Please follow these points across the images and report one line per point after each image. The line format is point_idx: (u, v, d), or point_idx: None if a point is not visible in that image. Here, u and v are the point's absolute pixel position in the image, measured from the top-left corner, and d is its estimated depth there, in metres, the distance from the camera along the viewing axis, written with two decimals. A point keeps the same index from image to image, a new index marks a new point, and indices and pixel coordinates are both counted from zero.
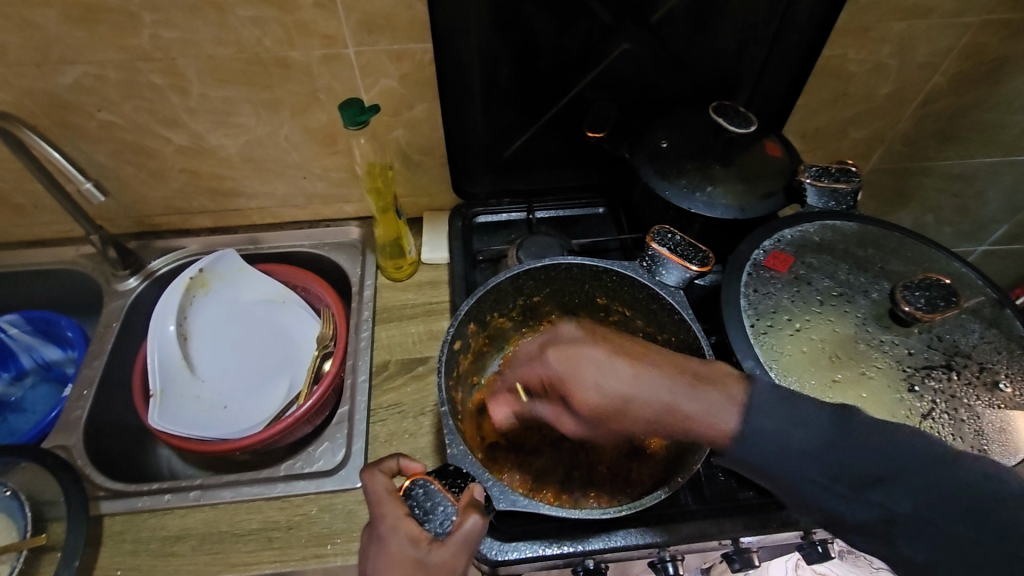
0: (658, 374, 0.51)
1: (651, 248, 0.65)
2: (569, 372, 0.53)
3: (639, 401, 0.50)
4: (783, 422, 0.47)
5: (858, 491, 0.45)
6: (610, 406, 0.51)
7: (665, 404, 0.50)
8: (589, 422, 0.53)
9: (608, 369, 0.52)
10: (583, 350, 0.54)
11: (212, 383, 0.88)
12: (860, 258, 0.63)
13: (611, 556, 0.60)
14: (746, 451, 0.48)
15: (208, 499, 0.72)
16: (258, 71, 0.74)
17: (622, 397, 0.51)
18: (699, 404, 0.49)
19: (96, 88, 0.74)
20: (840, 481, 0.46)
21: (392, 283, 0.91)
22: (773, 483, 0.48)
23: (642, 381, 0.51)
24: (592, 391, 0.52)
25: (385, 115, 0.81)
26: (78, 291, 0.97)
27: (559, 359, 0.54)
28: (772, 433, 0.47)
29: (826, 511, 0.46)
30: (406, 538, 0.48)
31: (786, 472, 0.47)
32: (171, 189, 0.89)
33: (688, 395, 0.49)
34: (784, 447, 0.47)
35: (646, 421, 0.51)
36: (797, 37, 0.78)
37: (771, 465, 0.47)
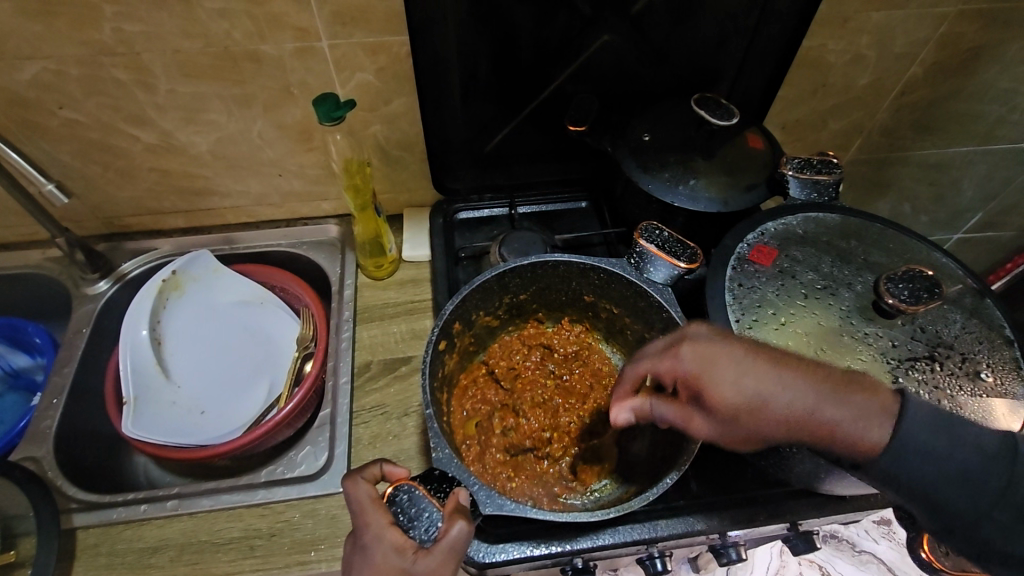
0: (792, 372, 0.50)
1: (639, 244, 0.64)
2: (713, 367, 0.51)
3: (780, 403, 0.49)
4: (950, 446, 0.46)
5: (1022, 522, 0.44)
6: (742, 407, 0.50)
7: (811, 406, 0.49)
8: (728, 428, 0.51)
9: (740, 361, 0.51)
10: (720, 348, 0.52)
11: (190, 389, 0.86)
12: (844, 251, 0.62)
13: (600, 554, 0.60)
14: (905, 467, 0.46)
15: (186, 508, 0.70)
16: (227, 65, 0.71)
17: (765, 399, 0.49)
18: (844, 409, 0.48)
19: (56, 85, 0.71)
20: (999, 501, 0.44)
21: (372, 282, 0.89)
22: (929, 501, 0.46)
23: (777, 372, 0.50)
24: (728, 386, 0.50)
25: (362, 110, 0.79)
26: (45, 296, 0.94)
27: (700, 348, 0.52)
28: (937, 446, 0.46)
29: (978, 528, 0.45)
30: (392, 547, 0.47)
31: (946, 487, 0.45)
32: (141, 188, 0.86)
33: (834, 402, 0.48)
34: (945, 464, 0.45)
35: (794, 409, 0.49)
36: (777, 29, 0.78)
37: (932, 479, 0.46)
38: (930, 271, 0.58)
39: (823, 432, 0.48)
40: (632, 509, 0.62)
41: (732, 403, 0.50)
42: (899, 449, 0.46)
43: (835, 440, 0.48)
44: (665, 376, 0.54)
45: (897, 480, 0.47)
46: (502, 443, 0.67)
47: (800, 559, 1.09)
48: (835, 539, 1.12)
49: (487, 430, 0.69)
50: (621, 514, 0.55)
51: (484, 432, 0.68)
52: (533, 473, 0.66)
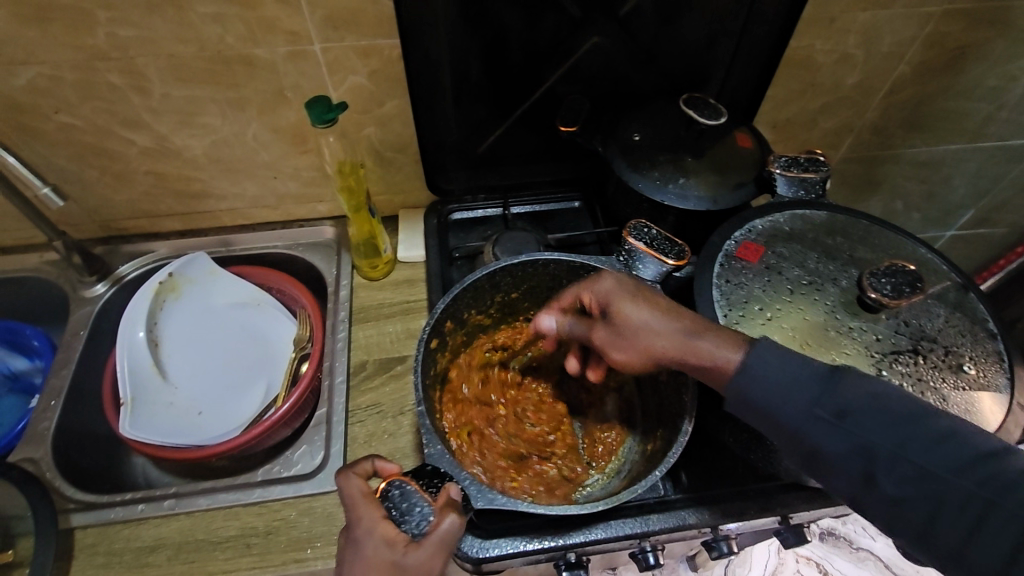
0: (685, 314, 0.56)
1: (627, 243, 0.64)
2: (616, 294, 0.58)
3: (660, 332, 0.55)
4: (785, 365, 0.50)
5: (839, 428, 0.47)
6: (633, 330, 0.56)
7: (684, 337, 0.54)
8: (617, 348, 0.58)
9: (643, 296, 0.57)
10: (628, 287, 0.58)
11: (187, 390, 0.86)
12: (829, 247, 0.63)
13: (592, 548, 0.61)
14: (746, 389, 0.51)
15: (183, 508, 0.70)
16: (221, 68, 0.72)
17: (648, 324, 0.56)
18: (711, 342, 0.53)
19: (52, 89, 0.72)
20: (825, 416, 0.48)
21: (368, 283, 0.90)
22: (769, 420, 0.50)
23: (671, 314, 0.56)
24: (627, 313, 0.57)
25: (354, 112, 0.80)
26: (43, 299, 0.94)
27: (615, 282, 0.59)
28: (772, 368, 0.50)
29: (810, 443, 0.48)
30: (383, 540, 0.47)
31: (781, 404, 0.49)
32: (138, 191, 0.87)
33: (705, 336, 0.54)
34: (779, 379, 0.50)
35: (669, 340, 0.55)
36: (764, 29, 0.79)
37: (767, 394, 0.50)
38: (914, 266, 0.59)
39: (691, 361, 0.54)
40: (624, 503, 0.63)
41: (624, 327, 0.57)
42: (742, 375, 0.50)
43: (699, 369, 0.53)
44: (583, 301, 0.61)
45: (739, 400, 0.51)
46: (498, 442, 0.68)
47: (798, 556, 1.10)
48: (833, 536, 1.13)
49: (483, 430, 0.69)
50: (611, 507, 0.56)
51: (480, 432, 0.69)
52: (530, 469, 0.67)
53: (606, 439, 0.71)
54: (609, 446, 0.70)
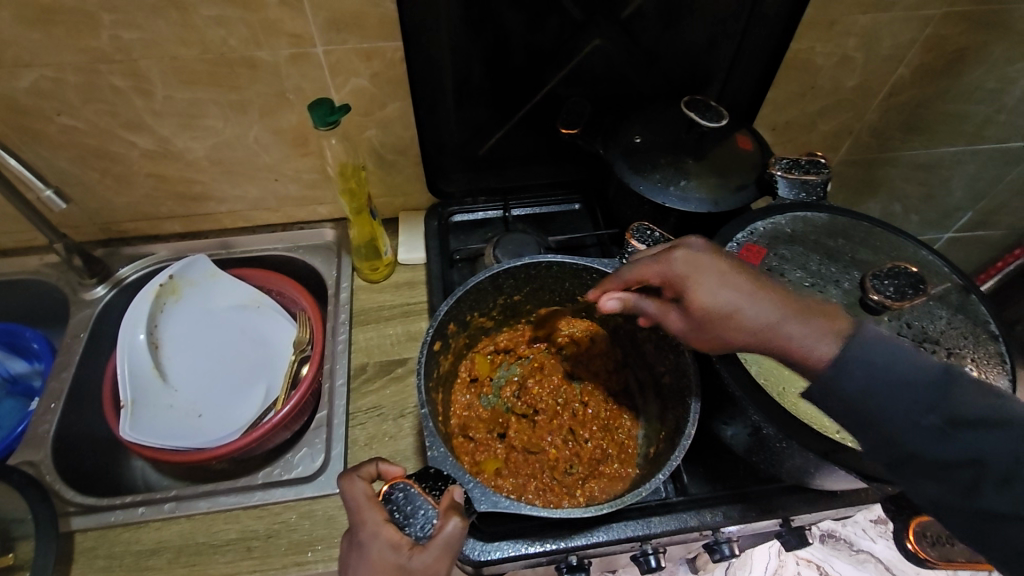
0: (769, 295, 0.53)
1: (630, 245, 0.64)
2: (694, 272, 0.55)
3: (746, 314, 0.52)
4: (893, 362, 0.47)
5: (948, 434, 0.44)
6: (714, 311, 0.53)
7: (772, 322, 0.52)
8: (696, 332, 0.55)
9: (724, 273, 0.54)
10: (704, 267, 0.55)
11: (187, 393, 0.86)
12: (831, 249, 0.63)
13: (594, 551, 0.61)
14: (842, 381, 0.48)
15: (184, 510, 0.70)
16: (223, 71, 0.72)
17: (732, 305, 0.53)
18: (803, 329, 0.50)
19: (54, 91, 0.72)
20: (933, 420, 0.44)
21: (368, 285, 0.90)
22: (867, 418, 0.47)
23: (753, 294, 0.53)
24: (709, 293, 0.54)
25: (356, 114, 0.80)
26: (42, 301, 0.94)
27: (692, 257, 0.55)
28: (878, 364, 0.47)
29: (910, 445, 0.45)
30: (387, 543, 0.47)
31: (884, 403, 0.46)
32: (139, 194, 0.87)
33: (794, 320, 0.51)
34: (885, 376, 0.46)
35: (754, 323, 0.52)
36: (765, 32, 0.79)
37: (870, 390, 0.47)
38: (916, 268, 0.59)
39: (776, 346, 0.52)
40: (626, 506, 0.63)
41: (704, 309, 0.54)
42: (841, 365, 0.48)
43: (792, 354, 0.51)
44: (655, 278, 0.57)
45: (832, 393, 0.48)
46: (498, 445, 0.68)
47: (798, 558, 1.10)
48: (833, 538, 1.13)
49: (487, 434, 0.69)
50: (615, 509, 0.56)
51: (482, 436, 0.69)
52: (533, 472, 0.67)
53: (611, 439, 0.70)
54: (615, 447, 0.69)
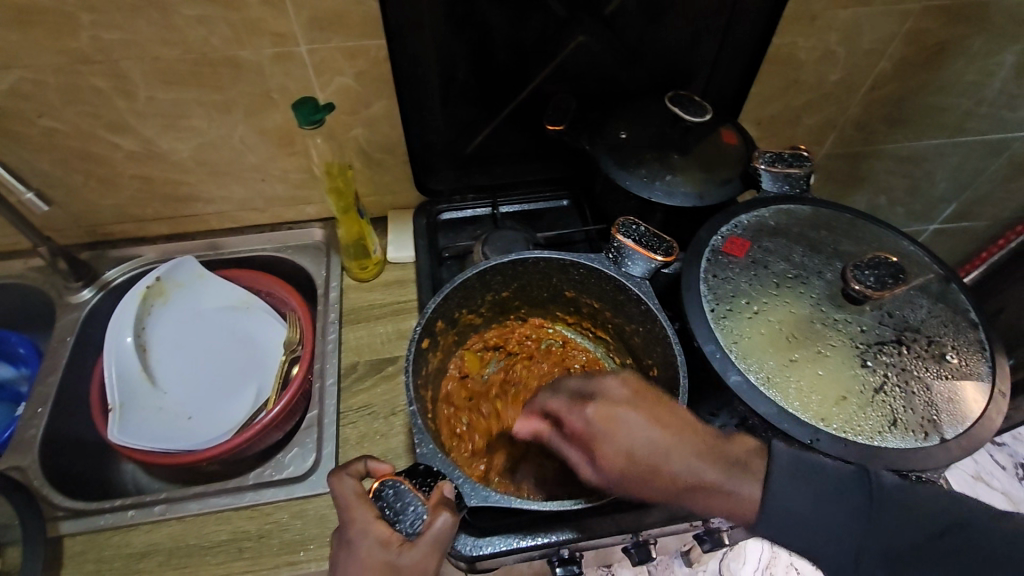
0: (683, 447, 0.49)
1: (616, 240, 0.61)
2: (604, 427, 0.51)
3: (671, 468, 0.49)
4: (812, 501, 0.46)
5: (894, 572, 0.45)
6: (635, 470, 0.49)
7: (696, 477, 0.48)
8: (620, 485, 0.50)
9: (636, 424, 0.50)
10: (616, 400, 0.52)
11: (176, 394, 0.86)
12: (813, 240, 0.62)
13: (585, 543, 0.61)
14: (778, 533, 0.47)
15: (174, 512, 0.70)
16: (207, 71, 0.72)
17: (655, 459, 0.49)
18: (725, 478, 0.48)
19: (35, 93, 0.71)
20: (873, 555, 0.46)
21: (357, 284, 0.90)
22: (803, 554, 0.48)
23: (661, 452, 0.49)
24: (625, 449, 0.50)
25: (342, 113, 0.80)
26: (28, 304, 0.93)
27: (600, 406, 0.52)
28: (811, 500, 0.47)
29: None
30: (377, 540, 0.48)
31: (831, 548, 0.46)
32: (124, 196, 0.87)
33: (716, 470, 0.48)
34: (810, 526, 0.46)
35: (678, 475, 0.49)
36: (748, 27, 0.79)
37: (805, 539, 0.47)
38: (896, 259, 0.58)
39: (697, 501, 0.49)
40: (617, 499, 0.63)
41: (618, 465, 0.50)
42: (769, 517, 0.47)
43: (716, 509, 0.48)
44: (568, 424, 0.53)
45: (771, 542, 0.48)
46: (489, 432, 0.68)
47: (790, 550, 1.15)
48: None
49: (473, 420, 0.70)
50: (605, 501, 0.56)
51: (472, 424, 0.69)
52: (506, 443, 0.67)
53: None
54: None
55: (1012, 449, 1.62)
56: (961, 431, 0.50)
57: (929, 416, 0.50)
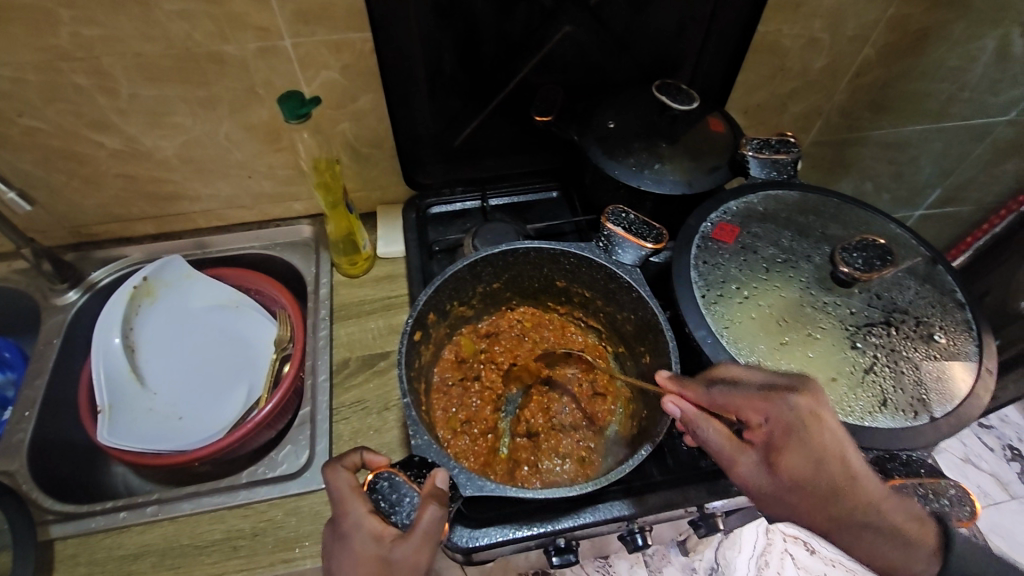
0: (872, 481, 0.47)
1: (606, 228, 0.61)
2: (804, 427, 0.47)
3: (848, 501, 0.47)
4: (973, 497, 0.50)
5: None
6: (810, 486, 0.47)
7: (869, 517, 0.47)
8: (784, 493, 0.48)
9: (837, 440, 0.47)
10: (816, 415, 0.47)
11: (167, 396, 0.85)
12: (802, 225, 0.62)
13: (581, 532, 0.62)
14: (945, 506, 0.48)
15: (166, 513, 0.69)
16: (189, 66, 0.71)
17: (838, 487, 0.47)
18: (905, 528, 0.46)
19: (14, 91, 0.70)
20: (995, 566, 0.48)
21: (348, 280, 0.90)
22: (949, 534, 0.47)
23: (852, 480, 0.47)
24: (809, 461, 0.47)
25: (328, 108, 0.79)
26: (11, 307, 0.92)
27: (801, 415, 0.47)
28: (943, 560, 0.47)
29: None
30: (369, 534, 0.48)
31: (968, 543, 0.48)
32: (108, 195, 0.85)
33: (896, 522, 0.46)
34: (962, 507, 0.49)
35: (854, 510, 0.47)
36: (733, 15, 0.79)
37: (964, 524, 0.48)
38: (883, 241, 0.58)
39: (852, 535, 0.47)
40: (612, 488, 0.63)
41: (795, 468, 0.47)
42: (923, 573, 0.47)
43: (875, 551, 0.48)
44: (750, 415, 0.49)
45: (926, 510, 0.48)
46: (488, 421, 0.64)
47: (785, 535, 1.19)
48: None
49: (470, 408, 0.66)
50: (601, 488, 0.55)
51: (469, 411, 0.65)
52: (510, 437, 0.63)
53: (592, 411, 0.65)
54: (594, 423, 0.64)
55: (999, 432, 1.65)
56: (950, 410, 0.50)
57: (918, 396, 0.51)
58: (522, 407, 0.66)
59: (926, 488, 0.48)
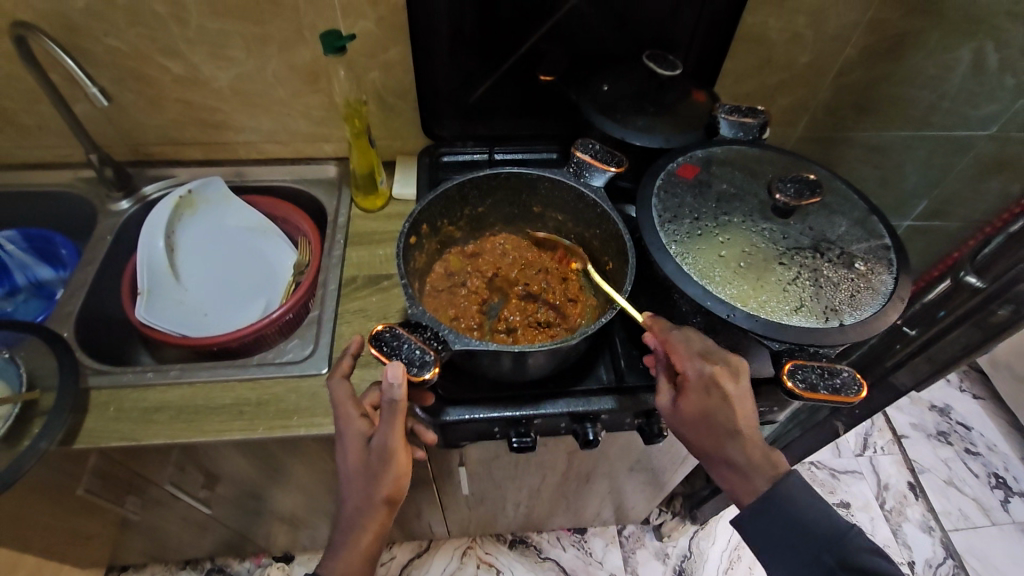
0: (742, 438, 0.59)
1: (575, 156, 0.74)
2: (714, 388, 0.58)
3: (725, 446, 0.59)
4: (803, 487, 0.60)
5: (801, 512, 0.59)
6: (700, 427, 0.59)
7: (734, 460, 0.60)
8: (680, 423, 0.60)
9: (730, 405, 0.58)
10: (727, 385, 0.58)
11: (195, 294, 0.97)
12: (755, 170, 0.72)
13: (540, 422, 0.72)
14: (788, 477, 0.60)
15: (187, 378, 0.80)
16: (250, 5, 0.84)
17: (720, 436, 0.59)
18: (751, 475, 0.60)
19: (105, 14, 0.84)
20: (801, 514, 0.59)
21: (363, 214, 1.01)
22: (768, 471, 0.59)
23: (728, 434, 0.59)
24: (705, 409, 0.58)
25: (362, 55, 0.92)
26: (72, 212, 1.06)
27: (715, 380, 0.58)
28: (795, 506, 0.59)
29: (782, 509, 0.59)
30: (358, 433, 0.65)
31: (794, 501, 0.59)
32: (166, 118, 0.99)
33: (748, 470, 0.59)
34: (805, 489, 0.60)
35: (723, 453, 0.59)
36: (722, 4, 0.90)
37: (796, 493, 0.59)
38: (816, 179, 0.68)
39: (718, 467, 0.61)
40: (572, 388, 0.73)
41: (686, 413, 0.59)
42: (755, 509, 0.59)
43: (725, 480, 0.62)
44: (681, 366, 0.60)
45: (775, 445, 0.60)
46: (475, 318, 0.74)
47: None
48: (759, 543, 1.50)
49: (458, 308, 0.75)
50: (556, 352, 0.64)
51: (458, 310, 0.75)
52: (491, 331, 0.73)
53: (562, 314, 0.75)
54: (565, 322, 0.74)
55: (986, 460, 1.66)
56: (857, 318, 0.59)
57: (831, 306, 0.60)
58: (504, 310, 0.75)
59: (823, 368, 0.57)
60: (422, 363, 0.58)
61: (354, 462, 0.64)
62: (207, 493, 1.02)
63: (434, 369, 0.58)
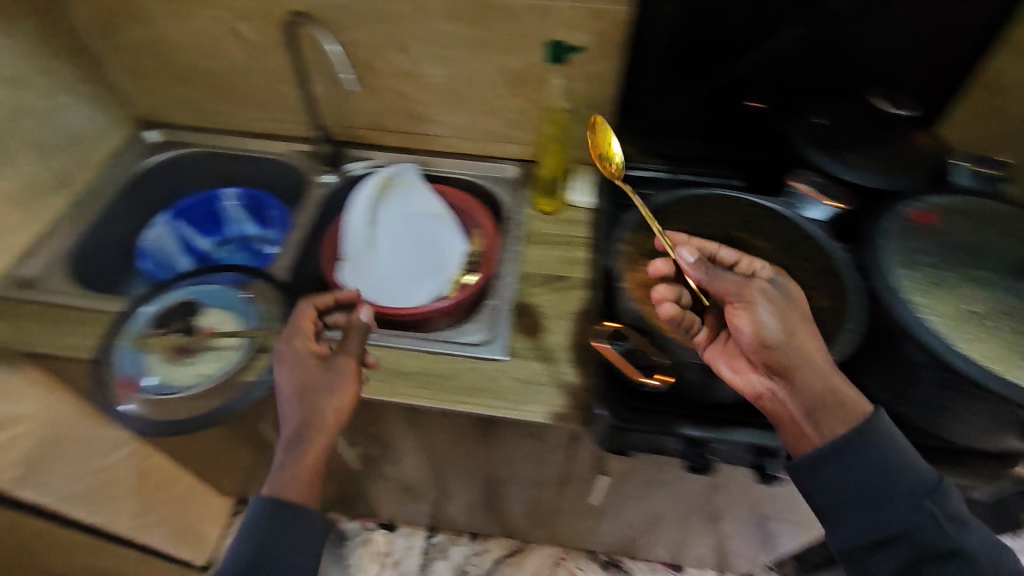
0: (824, 359, 0.62)
1: (792, 186, 0.82)
2: (774, 294, 0.65)
3: (802, 360, 0.62)
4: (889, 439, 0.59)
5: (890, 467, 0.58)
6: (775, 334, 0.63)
7: (828, 386, 0.61)
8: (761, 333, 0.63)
9: (794, 312, 0.65)
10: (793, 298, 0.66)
11: (384, 265, 1.02)
12: (1002, 225, 0.71)
13: (722, 447, 0.72)
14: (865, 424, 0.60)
15: (379, 341, 0.88)
16: (481, 11, 0.91)
17: (798, 347, 0.62)
18: (842, 406, 0.61)
19: (355, 9, 0.94)
20: (883, 464, 0.58)
21: (541, 215, 1.05)
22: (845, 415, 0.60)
23: (806, 346, 0.62)
24: (776, 315, 0.64)
25: (570, 66, 0.96)
26: (282, 179, 1.19)
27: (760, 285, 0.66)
28: (874, 454, 0.59)
29: (864, 456, 0.58)
30: (303, 344, 0.75)
31: (875, 451, 0.59)
32: (379, 105, 1.09)
33: (842, 397, 0.61)
34: (891, 441, 0.59)
35: (804, 369, 0.61)
36: (960, 47, 0.85)
37: (882, 442, 0.59)
38: None
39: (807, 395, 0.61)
40: (755, 418, 0.72)
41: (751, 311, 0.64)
42: (846, 448, 0.59)
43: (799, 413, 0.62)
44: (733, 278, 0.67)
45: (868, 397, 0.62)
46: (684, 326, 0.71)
47: None
48: None
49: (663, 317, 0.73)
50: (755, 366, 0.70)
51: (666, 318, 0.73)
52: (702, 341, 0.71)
53: None
54: None
55: None
56: None
57: None
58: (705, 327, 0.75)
59: None
60: (646, 367, 0.72)
61: (288, 367, 0.73)
62: (355, 451, 1.09)
63: (656, 374, 0.72)
